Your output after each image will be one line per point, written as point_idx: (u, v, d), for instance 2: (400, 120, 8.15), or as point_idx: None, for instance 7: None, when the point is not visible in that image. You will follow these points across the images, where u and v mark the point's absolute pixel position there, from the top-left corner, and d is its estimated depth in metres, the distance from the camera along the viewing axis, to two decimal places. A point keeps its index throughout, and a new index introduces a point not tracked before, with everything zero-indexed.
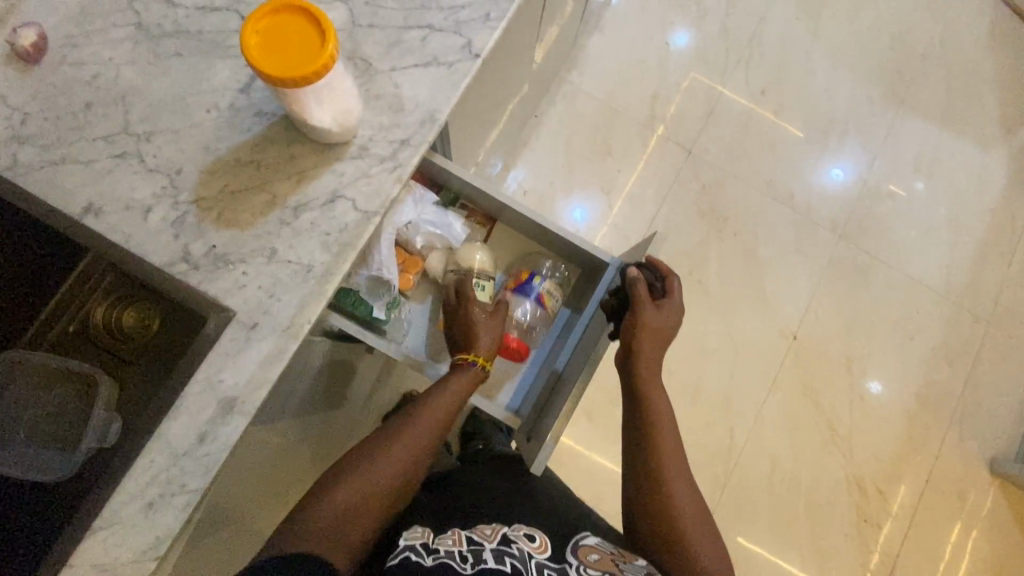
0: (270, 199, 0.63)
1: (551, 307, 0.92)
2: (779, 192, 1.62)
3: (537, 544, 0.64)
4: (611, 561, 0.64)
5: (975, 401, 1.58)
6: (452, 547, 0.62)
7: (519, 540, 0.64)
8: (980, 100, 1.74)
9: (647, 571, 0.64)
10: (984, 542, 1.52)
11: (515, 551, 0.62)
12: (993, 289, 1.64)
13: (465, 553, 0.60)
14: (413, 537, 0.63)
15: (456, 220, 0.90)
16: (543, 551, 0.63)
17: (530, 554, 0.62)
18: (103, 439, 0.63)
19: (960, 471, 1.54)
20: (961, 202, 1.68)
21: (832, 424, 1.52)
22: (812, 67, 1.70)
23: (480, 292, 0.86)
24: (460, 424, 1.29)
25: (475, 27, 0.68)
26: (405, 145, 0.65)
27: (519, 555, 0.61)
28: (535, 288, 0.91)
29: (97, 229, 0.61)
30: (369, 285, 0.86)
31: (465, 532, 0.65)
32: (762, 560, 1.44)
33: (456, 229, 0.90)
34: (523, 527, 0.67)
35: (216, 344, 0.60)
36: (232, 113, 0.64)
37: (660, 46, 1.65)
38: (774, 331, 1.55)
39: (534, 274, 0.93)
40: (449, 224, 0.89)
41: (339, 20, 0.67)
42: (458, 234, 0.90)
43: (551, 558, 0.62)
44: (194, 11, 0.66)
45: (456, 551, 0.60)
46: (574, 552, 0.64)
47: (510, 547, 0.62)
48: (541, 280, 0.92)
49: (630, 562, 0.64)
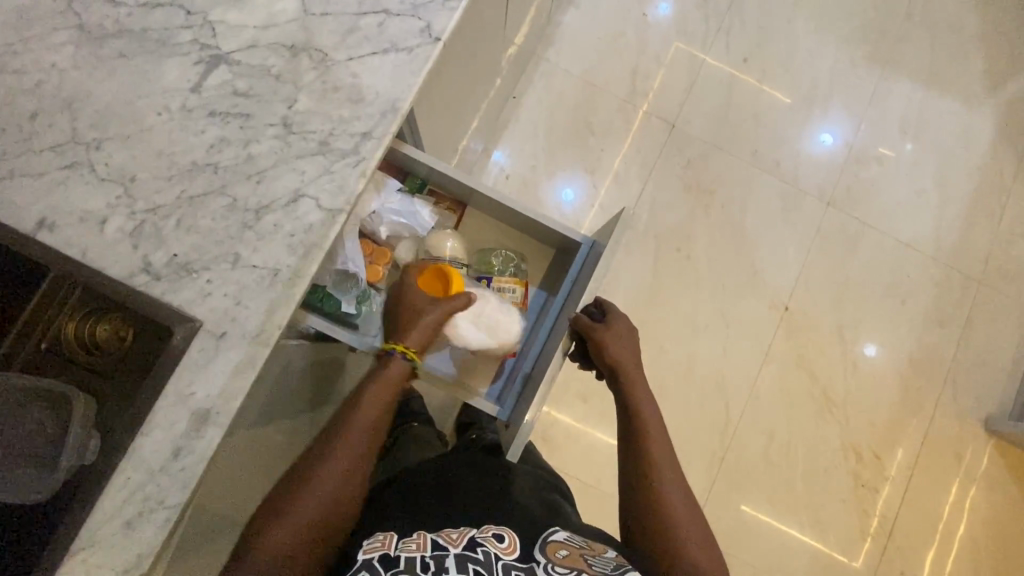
0: (230, 203, 0.60)
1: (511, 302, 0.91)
2: (766, 162, 1.59)
3: (505, 545, 0.63)
4: (580, 557, 0.63)
5: (969, 361, 1.58)
6: (415, 552, 0.60)
7: (486, 542, 0.62)
8: (965, 56, 1.71)
9: (614, 563, 0.63)
10: (981, 498, 1.53)
11: (480, 556, 0.60)
12: (984, 247, 1.63)
13: (427, 562, 0.58)
14: (372, 549, 0.61)
15: (422, 208, 0.90)
16: (511, 551, 0.62)
17: (497, 556, 0.60)
18: (82, 456, 0.55)
19: (955, 431, 1.55)
20: (950, 161, 1.66)
21: (826, 392, 1.52)
22: (794, 31, 1.67)
23: None
24: (453, 414, 1.28)
25: (434, 9, 0.65)
26: (367, 138, 0.63)
27: (484, 559, 0.59)
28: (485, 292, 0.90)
29: (53, 244, 0.58)
30: (337, 279, 0.83)
31: (431, 537, 0.63)
32: (762, 530, 1.46)
33: (422, 216, 0.90)
34: (492, 527, 0.66)
35: (184, 355, 0.58)
36: (185, 115, 0.61)
37: (639, 18, 1.61)
38: (765, 303, 1.54)
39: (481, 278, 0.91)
40: (414, 212, 0.89)
41: (290, 10, 0.64)
42: (424, 222, 0.90)
43: (519, 558, 0.61)
44: (137, 9, 0.62)
45: (416, 561, 0.58)
46: (542, 549, 0.64)
47: (475, 552, 0.60)
48: (488, 282, 0.90)
49: (599, 556, 0.64)
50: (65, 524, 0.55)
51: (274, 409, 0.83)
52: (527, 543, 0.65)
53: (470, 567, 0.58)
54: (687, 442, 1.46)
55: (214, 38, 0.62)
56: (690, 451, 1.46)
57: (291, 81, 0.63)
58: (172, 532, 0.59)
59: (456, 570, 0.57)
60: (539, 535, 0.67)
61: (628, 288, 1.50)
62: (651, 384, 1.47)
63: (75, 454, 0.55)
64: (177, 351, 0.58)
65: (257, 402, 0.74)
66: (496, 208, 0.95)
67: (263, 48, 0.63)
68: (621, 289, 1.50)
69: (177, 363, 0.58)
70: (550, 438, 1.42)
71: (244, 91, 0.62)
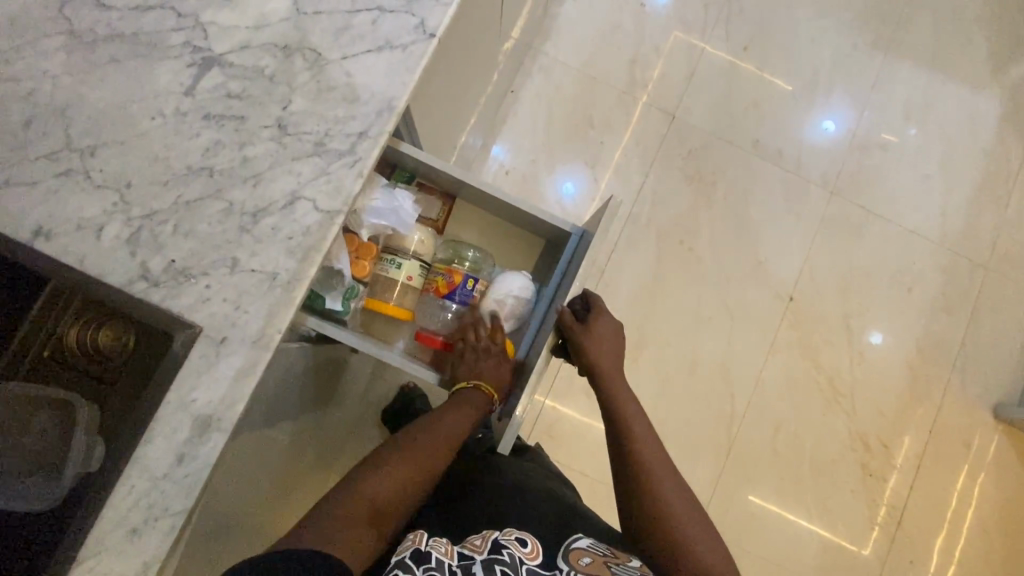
0: (227, 208, 0.60)
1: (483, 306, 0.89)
2: (767, 151, 1.58)
3: (528, 550, 0.62)
4: (603, 563, 0.63)
5: (976, 348, 1.57)
6: (443, 557, 0.59)
7: (510, 546, 0.61)
8: (969, 38, 1.69)
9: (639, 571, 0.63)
10: (990, 486, 1.52)
11: (506, 558, 0.59)
12: (991, 233, 1.62)
13: (455, 566, 0.57)
14: (403, 549, 0.59)
15: (406, 200, 0.84)
16: (535, 557, 0.62)
17: (522, 560, 0.60)
18: (86, 464, 0.55)
19: (963, 418, 1.54)
20: (955, 146, 1.64)
21: (832, 382, 1.52)
22: (794, 17, 1.64)
23: (394, 271, 0.86)
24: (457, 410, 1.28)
25: (428, 5, 0.64)
26: (363, 138, 0.62)
27: (510, 562, 0.59)
28: (469, 292, 0.86)
29: (50, 253, 0.58)
30: (323, 275, 0.80)
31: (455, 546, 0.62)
32: (771, 522, 1.45)
33: (406, 211, 0.83)
34: (514, 531, 0.65)
35: (186, 362, 0.58)
36: (178, 119, 0.60)
37: (636, 8, 1.59)
38: (769, 294, 1.53)
39: (467, 275, 0.85)
40: (398, 208, 0.82)
41: (282, 9, 0.63)
42: (408, 215, 0.83)
43: (542, 564, 0.61)
44: (128, 12, 0.62)
45: (445, 564, 0.57)
46: (565, 557, 0.63)
47: (501, 555, 0.60)
48: (471, 283, 0.86)
49: (623, 563, 0.63)
50: (72, 531, 0.55)
51: (278, 412, 0.83)
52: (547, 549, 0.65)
53: (497, 569, 0.57)
54: (693, 435, 1.46)
55: (206, 40, 0.62)
56: (696, 444, 1.45)
57: (285, 82, 0.62)
58: (178, 538, 0.59)
59: (485, 573, 0.57)
60: (562, 544, 0.66)
61: (631, 282, 1.49)
62: (657, 378, 1.47)
63: (80, 463, 0.54)
64: (177, 357, 0.58)
65: (260, 406, 0.74)
66: (496, 205, 0.94)
67: (256, 49, 0.62)
68: (624, 283, 1.49)
69: (179, 370, 0.58)
70: (555, 433, 1.42)
71: (238, 93, 0.61)
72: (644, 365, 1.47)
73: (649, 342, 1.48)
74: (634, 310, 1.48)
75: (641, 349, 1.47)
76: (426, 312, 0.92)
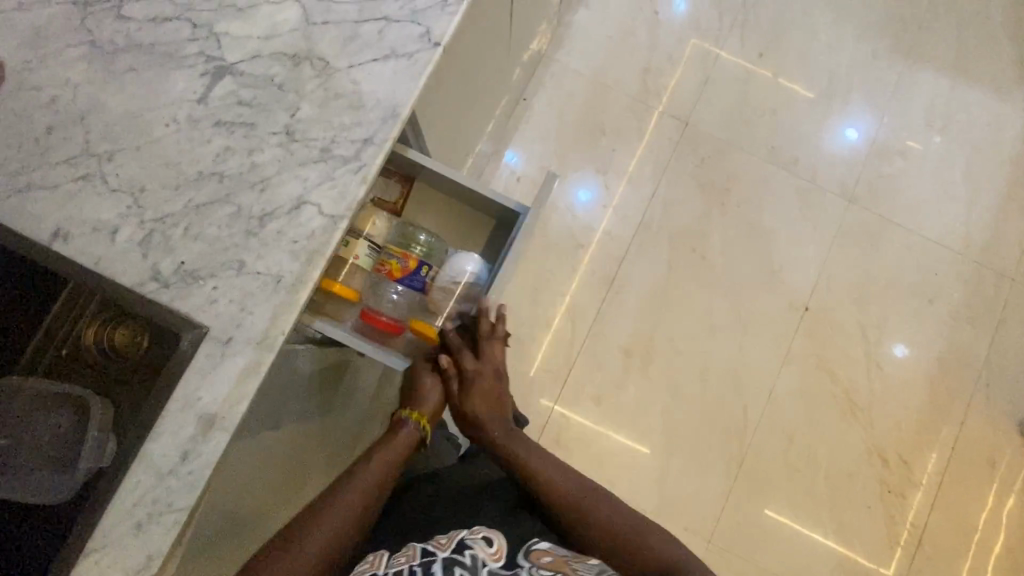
0: (235, 211, 0.61)
1: (433, 299, 0.90)
2: (783, 159, 1.56)
3: (492, 551, 0.62)
4: (564, 562, 0.64)
5: (1002, 362, 1.52)
6: (403, 563, 0.61)
7: (474, 547, 0.62)
8: (993, 44, 1.65)
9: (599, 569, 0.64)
10: (1018, 507, 1.46)
11: (467, 560, 0.60)
12: (1017, 243, 1.57)
13: (414, 568, 0.59)
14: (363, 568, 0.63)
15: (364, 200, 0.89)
16: (498, 558, 0.62)
17: (484, 562, 0.61)
18: (100, 458, 0.59)
19: (988, 436, 1.48)
20: (979, 155, 1.60)
21: (849, 395, 1.48)
22: (811, 24, 1.63)
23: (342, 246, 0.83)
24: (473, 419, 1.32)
25: (433, 14, 0.66)
26: (368, 144, 0.63)
27: (470, 565, 0.60)
28: (422, 280, 0.88)
29: (67, 254, 0.60)
30: None
31: (420, 545, 0.63)
32: (785, 538, 1.42)
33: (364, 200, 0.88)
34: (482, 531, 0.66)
35: (192, 361, 0.59)
36: (191, 126, 0.62)
37: (649, 17, 1.59)
38: (785, 303, 1.50)
39: (422, 263, 0.88)
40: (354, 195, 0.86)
41: (292, 19, 0.65)
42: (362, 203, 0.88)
43: (505, 565, 0.61)
44: (146, 24, 0.64)
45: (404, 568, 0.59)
46: (528, 555, 0.64)
47: (463, 556, 0.60)
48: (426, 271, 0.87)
49: (584, 562, 0.65)
50: (82, 523, 0.57)
51: (284, 414, 0.84)
52: (513, 550, 0.65)
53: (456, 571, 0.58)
54: (704, 446, 1.43)
55: (219, 50, 0.64)
56: (707, 456, 1.43)
57: (293, 90, 0.63)
58: (182, 534, 0.60)
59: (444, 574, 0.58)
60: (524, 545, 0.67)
61: (642, 289, 1.48)
62: (667, 387, 1.45)
63: (93, 456, 0.59)
64: (184, 356, 0.59)
65: (265, 406, 0.75)
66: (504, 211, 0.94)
67: (266, 58, 0.64)
68: (635, 291, 1.48)
69: (185, 369, 0.59)
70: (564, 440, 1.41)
71: (248, 100, 0.63)
72: (654, 373, 1.46)
73: (660, 350, 1.47)
74: (644, 318, 1.47)
75: (651, 358, 1.46)
76: (374, 293, 0.90)
